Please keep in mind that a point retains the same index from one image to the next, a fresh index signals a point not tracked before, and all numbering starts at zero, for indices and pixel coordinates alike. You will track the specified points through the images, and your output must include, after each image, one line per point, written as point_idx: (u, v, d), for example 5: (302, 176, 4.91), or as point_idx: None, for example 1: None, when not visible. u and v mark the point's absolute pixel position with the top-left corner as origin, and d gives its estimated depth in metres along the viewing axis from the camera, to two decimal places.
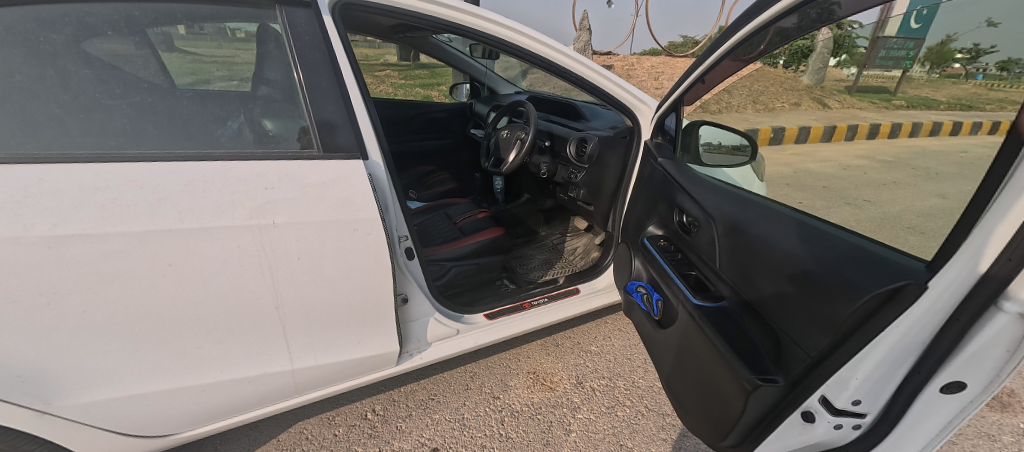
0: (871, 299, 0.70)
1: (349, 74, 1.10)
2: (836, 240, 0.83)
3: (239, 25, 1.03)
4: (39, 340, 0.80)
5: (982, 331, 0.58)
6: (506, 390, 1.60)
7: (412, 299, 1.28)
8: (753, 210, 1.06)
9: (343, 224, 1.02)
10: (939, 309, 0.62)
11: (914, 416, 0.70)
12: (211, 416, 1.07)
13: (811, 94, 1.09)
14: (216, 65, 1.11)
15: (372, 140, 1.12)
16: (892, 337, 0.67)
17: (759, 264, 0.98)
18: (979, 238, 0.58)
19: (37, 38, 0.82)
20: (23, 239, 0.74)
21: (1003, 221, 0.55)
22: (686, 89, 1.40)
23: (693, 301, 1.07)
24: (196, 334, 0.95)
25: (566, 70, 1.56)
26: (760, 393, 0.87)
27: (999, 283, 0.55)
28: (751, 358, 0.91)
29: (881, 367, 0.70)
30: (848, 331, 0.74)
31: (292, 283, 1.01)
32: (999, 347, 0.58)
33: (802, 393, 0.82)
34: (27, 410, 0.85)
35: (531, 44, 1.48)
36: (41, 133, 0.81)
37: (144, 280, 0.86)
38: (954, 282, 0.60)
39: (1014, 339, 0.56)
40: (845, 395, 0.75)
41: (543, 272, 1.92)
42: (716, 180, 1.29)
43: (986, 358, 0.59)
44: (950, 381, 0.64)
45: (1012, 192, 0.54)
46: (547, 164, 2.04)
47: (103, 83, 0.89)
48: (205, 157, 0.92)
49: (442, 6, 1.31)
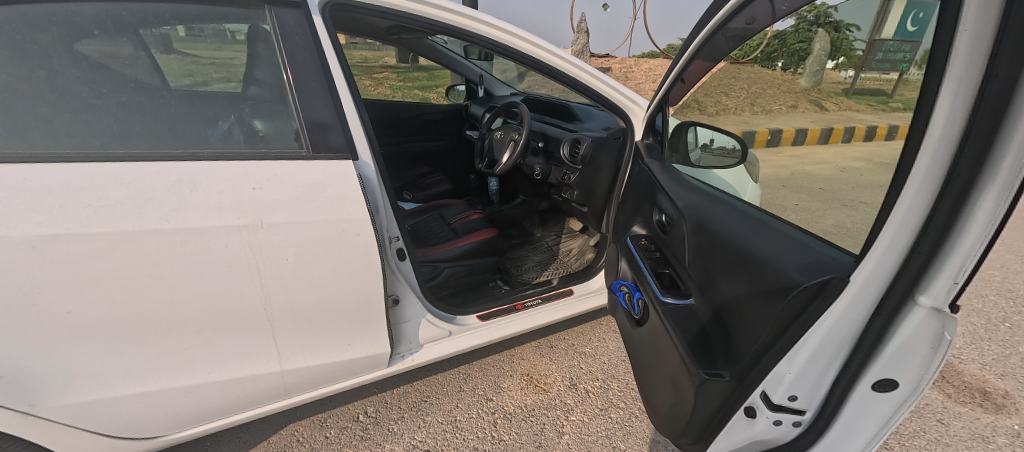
0: (803, 291, 0.76)
1: (341, 76, 1.10)
2: (787, 239, 0.90)
3: (239, 27, 1.03)
4: (21, 341, 0.80)
5: (904, 323, 0.61)
6: (499, 392, 1.59)
7: (403, 300, 1.27)
8: (719, 212, 1.11)
9: (334, 224, 1.01)
10: (864, 304, 0.66)
11: (852, 413, 0.73)
12: (198, 418, 1.06)
13: (808, 97, 0.97)
14: (214, 67, 1.12)
15: (361, 139, 1.11)
16: (822, 330, 0.72)
17: (721, 261, 1.02)
18: (891, 233, 0.60)
19: (23, 37, 0.81)
20: (7, 239, 0.74)
21: (910, 212, 0.57)
22: (669, 88, 1.48)
23: (659, 299, 1.12)
24: (182, 335, 0.94)
25: (556, 70, 1.54)
26: (707, 388, 0.91)
27: (914, 278, 0.59)
28: (704, 354, 0.95)
29: (813, 362, 0.74)
30: (789, 323, 0.78)
31: (280, 283, 1.00)
32: (917, 343, 0.61)
33: (745, 388, 0.85)
34: (10, 412, 0.84)
35: (531, 49, 1.48)
36: (27, 131, 0.81)
37: (131, 280, 0.85)
38: (871, 276, 0.63)
39: (931, 331, 0.59)
40: (782, 391, 0.79)
41: (538, 273, 1.92)
42: (699, 186, 1.31)
43: (907, 354, 0.63)
44: (881, 379, 0.68)
45: (911, 183, 0.56)
46: (541, 165, 2.00)
47: (91, 83, 0.88)
48: (193, 157, 0.91)
49: (463, 17, 1.35)
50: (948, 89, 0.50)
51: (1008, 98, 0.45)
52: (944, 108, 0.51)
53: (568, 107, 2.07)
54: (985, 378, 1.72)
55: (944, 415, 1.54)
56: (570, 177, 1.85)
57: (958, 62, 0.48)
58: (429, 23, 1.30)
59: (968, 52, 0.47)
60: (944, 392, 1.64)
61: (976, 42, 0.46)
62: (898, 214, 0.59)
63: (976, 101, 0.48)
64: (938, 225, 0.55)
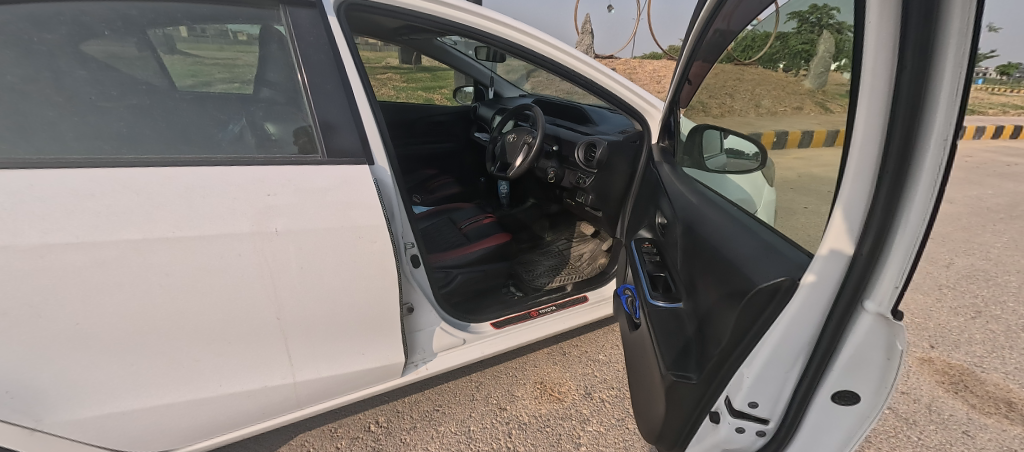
0: (758, 293, 0.81)
1: (356, 78, 1.07)
2: (759, 239, 0.92)
3: (241, 27, 0.99)
4: (26, 353, 0.77)
5: (855, 327, 0.68)
6: (513, 401, 1.55)
7: (417, 308, 1.24)
8: (711, 215, 1.11)
9: (348, 231, 0.98)
10: (815, 311, 0.72)
11: (812, 416, 0.80)
12: (208, 431, 1.02)
13: (813, 98, 0.87)
14: (217, 67, 1.07)
15: (377, 143, 1.08)
16: (778, 336, 0.78)
17: (699, 261, 1.06)
18: (839, 241, 0.66)
19: (29, 37, 0.78)
20: (15, 247, 0.71)
21: (849, 222, 0.63)
22: (676, 91, 1.54)
23: (648, 301, 1.17)
24: (193, 346, 0.91)
25: (570, 70, 1.49)
26: (678, 388, 1.00)
27: (857, 289, 0.65)
28: (680, 357, 1.02)
29: (772, 369, 0.81)
30: (753, 327, 0.83)
31: (293, 292, 0.97)
32: (863, 345, 0.68)
33: (713, 392, 0.92)
34: (16, 427, 0.81)
35: (545, 49, 1.44)
36: (34, 135, 0.77)
37: (140, 291, 0.82)
38: (818, 284, 0.70)
39: (875, 333, 0.67)
40: (743, 397, 0.85)
41: (550, 279, 1.89)
42: (698, 190, 1.27)
43: (855, 357, 0.70)
44: (833, 381, 0.75)
45: (848, 189, 0.62)
46: (554, 169, 1.93)
47: (100, 85, 0.84)
48: (206, 162, 0.88)
49: (479, 17, 1.32)
50: (867, 98, 0.55)
51: (916, 109, 0.50)
52: (865, 118, 0.56)
53: (579, 109, 2.01)
54: (1008, 388, 1.68)
55: (969, 427, 1.50)
56: (586, 182, 1.80)
57: (868, 74, 0.54)
58: (446, 24, 1.26)
59: (875, 73, 0.53)
60: (967, 403, 1.60)
61: (882, 62, 0.52)
62: (840, 217, 0.65)
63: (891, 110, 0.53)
64: (872, 237, 0.60)
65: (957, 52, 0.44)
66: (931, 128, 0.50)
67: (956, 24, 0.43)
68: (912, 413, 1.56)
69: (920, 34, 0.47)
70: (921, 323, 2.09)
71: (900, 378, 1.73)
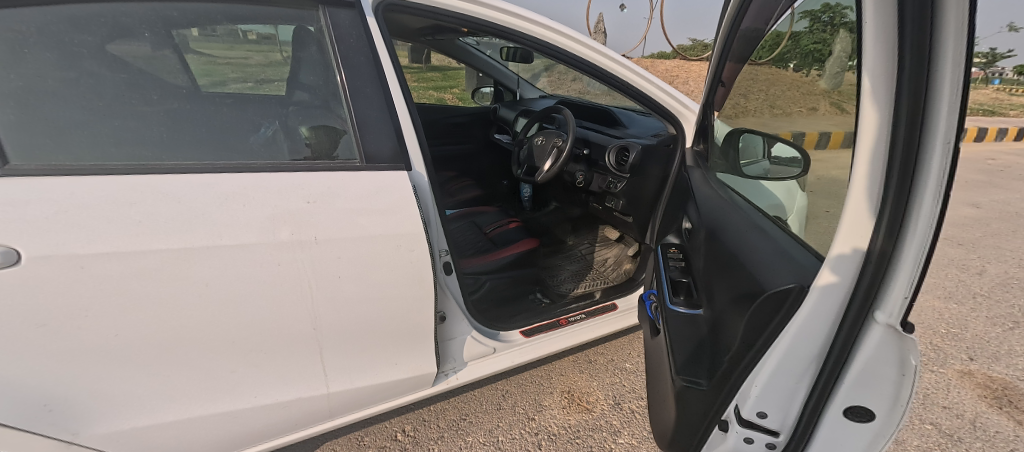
0: (768, 299, 0.82)
1: (395, 81, 1.04)
2: (775, 245, 0.91)
3: (251, 28, 0.94)
4: (65, 366, 0.74)
5: (865, 339, 0.66)
6: (540, 411, 1.52)
7: (449, 317, 1.20)
8: (739, 223, 1.06)
9: (386, 239, 0.95)
10: (826, 320, 0.70)
11: (824, 432, 0.77)
12: (240, 442, 1.00)
13: (829, 99, 0.85)
14: (230, 67, 1.00)
15: (415, 148, 1.05)
16: (786, 344, 0.77)
17: (717, 265, 1.05)
18: (846, 249, 0.64)
19: (70, 39, 0.75)
20: (56, 257, 0.68)
21: (858, 231, 0.62)
22: (710, 94, 1.49)
23: (667, 306, 1.16)
24: (230, 357, 0.88)
25: (594, 66, 1.43)
26: (687, 394, 1.00)
27: (868, 299, 0.63)
28: (693, 363, 1.03)
29: (780, 378, 0.79)
30: (764, 333, 0.83)
31: (330, 302, 0.94)
32: (875, 357, 0.66)
33: (722, 398, 0.93)
34: (53, 441, 0.79)
35: (569, 44, 1.38)
36: (75, 141, 0.75)
37: (179, 301, 0.79)
38: (827, 292, 0.69)
39: (886, 345, 0.65)
40: (751, 406, 0.84)
41: (575, 284, 1.85)
42: (729, 199, 1.20)
43: (869, 370, 0.68)
44: (846, 396, 0.72)
45: (857, 195, 0.61)
46: (582, 172, 1.90)
47: (139, 89, 0.82)
48: (245, 169, 0.85)
49: (513, 17, 1.29)
50: (871, 105, 0.55)
51: (919, 110, 0.50)
52: (873, 121, 0.55)
53: (607, 111, 1.97)
54: None
55: (1018, 445, 1.44)
56: (617, 186, 1.76)
57: (871, 76, 0.54)
58: (480, 23, 1.23)
59: (879, 83, 0.53)
60: (1014, 419, 1.54)
61: (881, 74, 0.52)
62: (850, 224, 0.63)
63: (896, 111, 0.52)
64: (882, 246, 0.59)
65: (954, 51, 0.44)
66: (936, 132, 0.49)
67: (953, 23, 0.43)
68: (956, 429, 1.50)
69: (916, 43, 0.48)
70: (958, 333, 2.03)
71: (939, 391, 1.67)
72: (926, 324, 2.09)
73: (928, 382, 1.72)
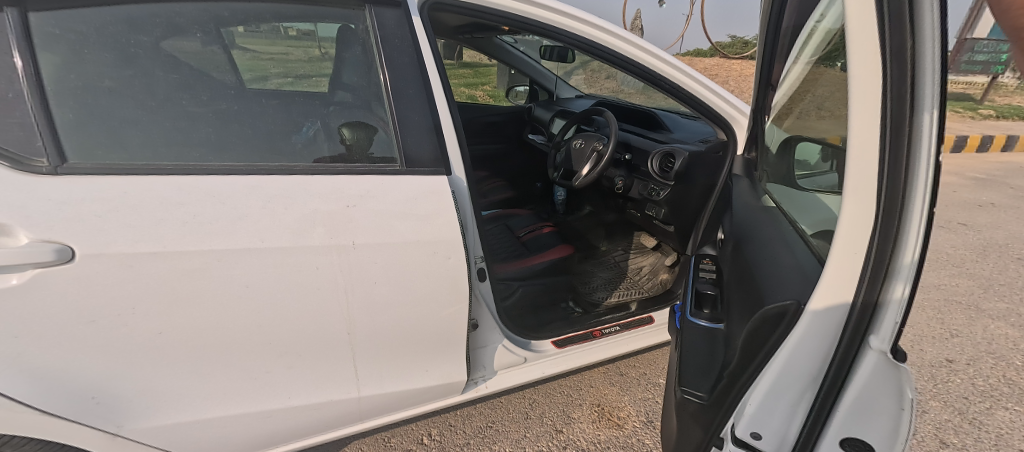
0: (768, 316, 0.76)
1: (438, 83, 1.01)
2: (799, 258, 0.83)
3: (294, 24, 0.93)
4: (112, 361, 0.76)
5: (861, 365, 0.61)
6: (569, 423, 1.47)
7: (482, 325, 1.17)
8: (770, 234, 0.98)
9: (423, 246, 0.92)
10: (825, 337, 0.64)
11: None
12: (274, 440, 1.00)
13: None
14: (272, 62, 1.01)
15: (456, 152, 1.02)
16: (781, 360, 0.70)
17: (742, 278, 0.98)
18: (844, 261, 0.59)
19: (127, 39, 0.76)
20: (108, 255, 0.70)
21: (854, 242, 0.58)
22: (760, 95, 1.39)
23: (687, 317, 1.11)
24: (265, 358, 0.88)
25: (629, 60, 1.34)
26: (686, 406, 0.94)
27: (866, 317, 0.58)
28: (697, 375, 0.96)
29: (776, 400, 0.72)
30: (762, 349, 0.77)
31: (365, 306, 0.92)
32: (872, 384, 0.61)
33: (719, 415, 0.85)
34: (100, 432, 0.81)
35: (604, 38, 1.30)
36: (128, 141, 0.76)
37: (221, 301, 0.79)
38: (825, 307, 0.63)
39: (884, 374, 0.59)
40: (744, 426, 0.75)
41: (608, 293, 1.78)
42: (770, 211, 1.08)
43: (868, 399, 0.62)
44: (844, 430, 0.65)
45: (850, 203, 0.57)
46: (622, 178, 1.83)
47: (190, 89, 0.82)
48: (288, 171, 0.85)
49: (560, 15, 1.23)
50: (860, 109, 0.53)
51: (904, 117, 0.49)
52: (863, 124, 0.53)
53: (651, 114, 1.88)
54: None
55: None
56: (660, 194, 1.67)
57: (855, 87, 0.53)
58: (525, 22, 1.18)
59: (866, 86, 0.52)
60: None
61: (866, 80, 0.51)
62: (844, 238, 0.59)
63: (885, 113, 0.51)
64: (877, 258, 0.55)
65: (933, 54, 0.46)
66: (920, 146, 0.49)
67: (928, 26, 0.45)
68: None
69: (895, 46, 0.48)
70: None
71: (1017, 433, 1.50)
72: (998, 354, 1.90)
73: (1003, 421, 1.55)
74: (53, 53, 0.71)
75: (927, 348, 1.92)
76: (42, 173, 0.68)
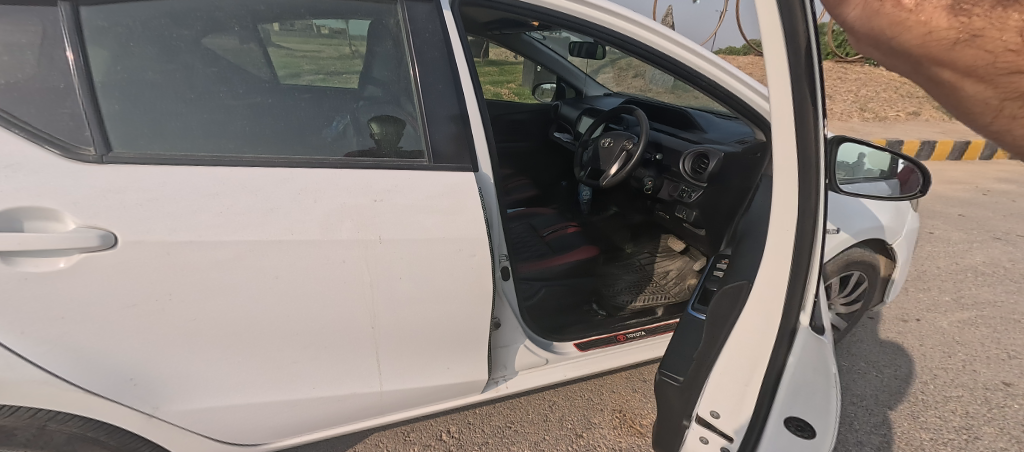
0: (725, 299, 1.05)
1: (467, 78, 1.01)
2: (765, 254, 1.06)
3: (324, 23, 0.95)
4: (149, 344, 0.78)
5: (797, 344, 0.86)
6: (589, 428, 1.44)
7: (504, 324, 1.15)
8: None
9: (449, 243, 0.92)
10: (771, 319, 0.88)
11: None
12: (300, 428, 1.02)
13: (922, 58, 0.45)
14: (306, 59, 1.03)
15: (484, 149, 1.01)
16: (739, 341, 0.93)
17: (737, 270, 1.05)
18: (778, 259, 0.86)
19: (169, 33, 0.79)
20: (147, 242, 0.72)
21: (784, 243, 0.84)
22: None
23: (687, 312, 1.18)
24: (291, 348, 0.89)
25: (657, 53, 1.28)
26: (664, 387, 1.07)
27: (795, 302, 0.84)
28: (676, 360, 1.09)
29: (731, 379, 0.92)
30: (724, 329, 1.00)
31: (389, 301, 0.92)
32: (805, 357, 0.85)
33: (691, 394, 1.00)
34: (136, 413, 0.84)
35: (635, 30, 1.25)
36: (168, 133, 0.78)
37: (251, 290, 0.81)
38: (765, 294, 0.89)
39: (808, 346, 0.86)
40: (705, 406, 0.94)
41: (632, 297, 1.70)
42: None
43: (804, 371, 0.85)
44: (793, 416, 0.82)
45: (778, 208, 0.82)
46: (651, 178, 1.77)
47: (228, 83, 0.84)
48: (319, 164, 0.86)
49: (592, 8, 1.19)
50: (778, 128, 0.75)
51: (804, 128, 0.72)
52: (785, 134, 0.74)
53: (684, 113, 1.81)
54: None
55: None
56: (690, 196, 1.62)
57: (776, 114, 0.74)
58: (557, 16, 1.15)
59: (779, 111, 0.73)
60: None
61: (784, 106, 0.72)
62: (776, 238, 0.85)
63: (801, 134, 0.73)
64: (800, 250, 0.81)
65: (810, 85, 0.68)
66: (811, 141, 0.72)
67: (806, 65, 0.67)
68: None
69: (796, 73, 0.68)
70: None
71: None
72: None
73: None
74: (101, 46, 0.73)
75: (980, 369, 1.79)
76: (89, 161, 0.71)
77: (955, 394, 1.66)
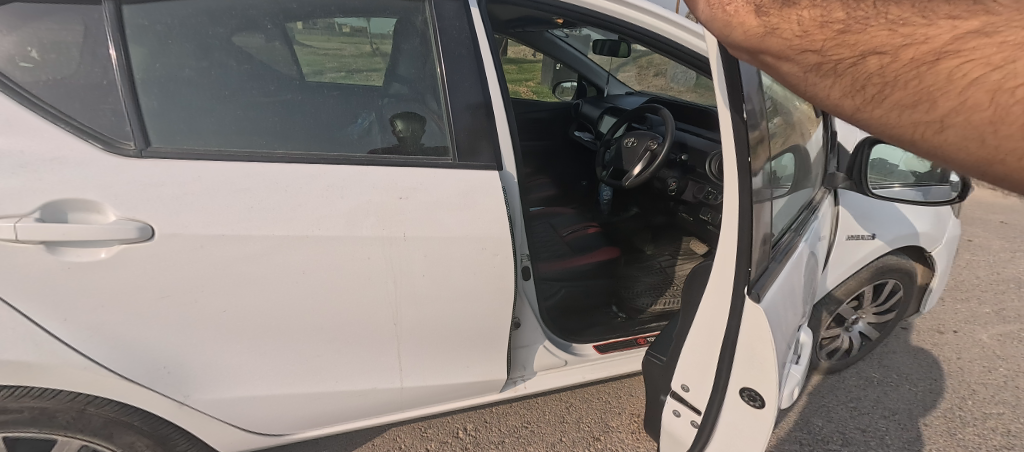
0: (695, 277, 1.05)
1: (493, 76, 1.00)
2: None
3: (347, 20, 0.95)
4: (181, 334, 0.80)
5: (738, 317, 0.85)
6: (607, 431, 1.42)
7: (524, 324, 1.15)
8: None
9: (472, 242, 0.91)
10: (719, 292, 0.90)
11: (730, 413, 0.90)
12: (321, 421, 1.04)
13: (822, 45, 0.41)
14: (327, 57, 1.00)
15: (508, 148, 1.00)
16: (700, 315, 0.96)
17: None
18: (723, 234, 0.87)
19: (205, 30, 0.80)
20: (182, 235, 0.74)
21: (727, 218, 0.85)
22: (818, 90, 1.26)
23: None
24: (315, 342, 0.90)
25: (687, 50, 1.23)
26: (649, 365, 1.12)
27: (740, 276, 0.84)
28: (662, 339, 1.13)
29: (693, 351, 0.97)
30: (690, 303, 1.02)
31: (411, 298, 0.93)
32: (750, 329, 0.83)
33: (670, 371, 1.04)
34: (168, 400, 0.87)
35: (667, 28, 1.20)
36: (202, 129, 0.80)
37: (279, 284, 0.82)
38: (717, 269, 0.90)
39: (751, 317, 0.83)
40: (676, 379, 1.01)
41: (653, 300, 1.63)
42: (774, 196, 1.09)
43: (749, 342, 0.84)
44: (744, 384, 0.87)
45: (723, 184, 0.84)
46: (676, 179, 1.72)
47: (260, 80, 0.85)
48: (347, 161, 0.86)
49: (621, 5, 1.17)
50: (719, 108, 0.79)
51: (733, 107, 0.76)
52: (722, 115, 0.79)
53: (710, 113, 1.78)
54: None
55: None
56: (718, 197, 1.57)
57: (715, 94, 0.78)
58: (584, 13, 1.14)
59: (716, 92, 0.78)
60: None
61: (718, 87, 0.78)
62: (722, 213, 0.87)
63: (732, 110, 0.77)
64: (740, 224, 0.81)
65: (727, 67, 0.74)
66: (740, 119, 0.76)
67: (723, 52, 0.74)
68: None
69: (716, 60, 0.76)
70: None
71: None
72: None
73: None
74: (140, 44, 0.76)
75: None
76: (129, 155, 0.73)
77: (995, 412, 1.58)
